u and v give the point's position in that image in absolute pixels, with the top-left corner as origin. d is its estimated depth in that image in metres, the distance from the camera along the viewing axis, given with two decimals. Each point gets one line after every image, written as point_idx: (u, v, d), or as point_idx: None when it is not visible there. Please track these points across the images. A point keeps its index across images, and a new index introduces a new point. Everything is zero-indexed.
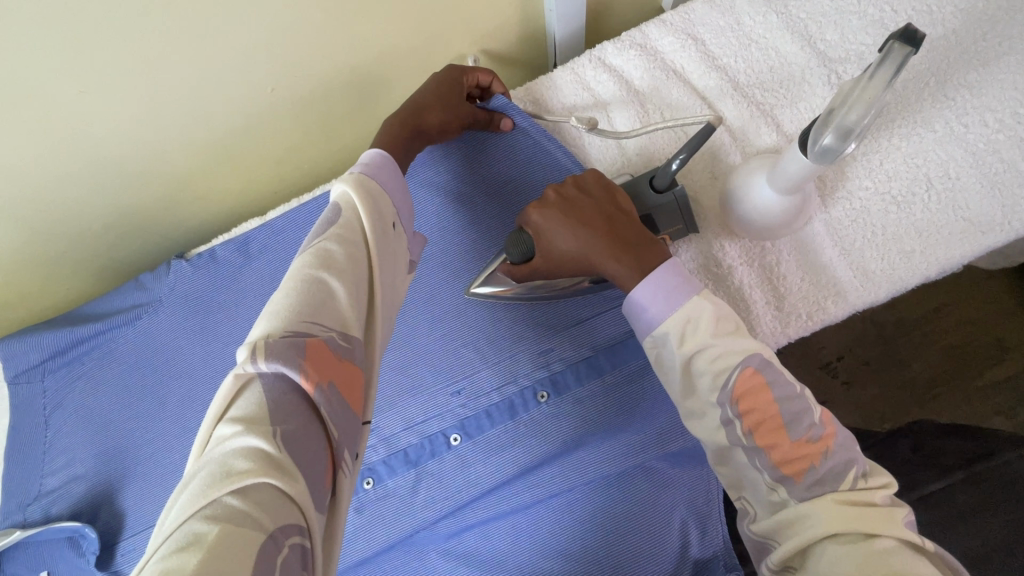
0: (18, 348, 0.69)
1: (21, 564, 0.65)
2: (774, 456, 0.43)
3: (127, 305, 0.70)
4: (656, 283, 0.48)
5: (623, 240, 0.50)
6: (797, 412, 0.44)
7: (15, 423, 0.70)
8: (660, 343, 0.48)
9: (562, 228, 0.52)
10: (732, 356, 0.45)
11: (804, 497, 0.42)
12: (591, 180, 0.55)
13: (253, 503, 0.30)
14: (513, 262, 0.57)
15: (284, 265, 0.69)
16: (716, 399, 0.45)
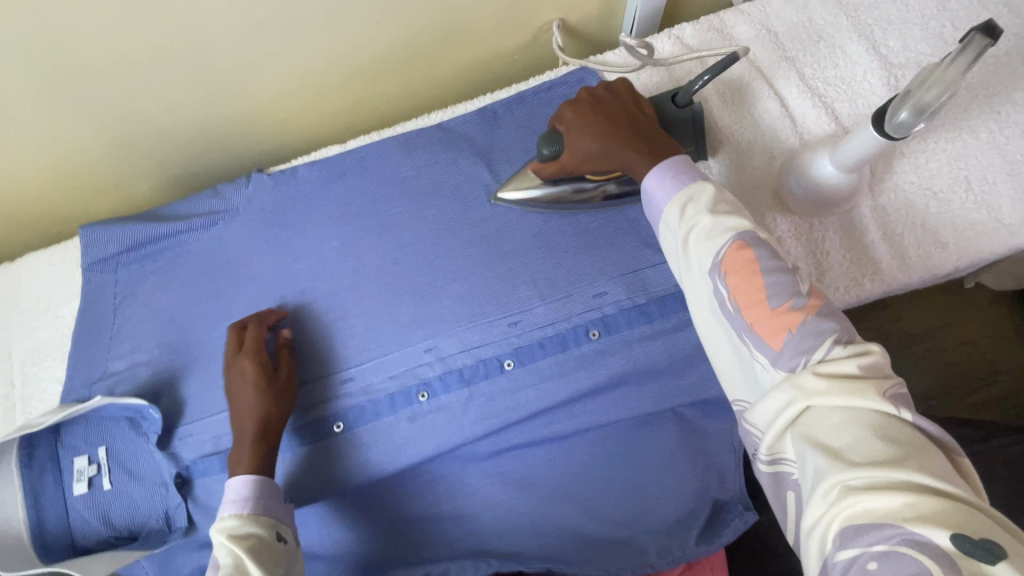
0: (100, 236, 0.72)
1: (82, 435, 0.69)
2: (757, 325, 0.46)
3: (204, 210, 0.74)
4: (665, 171, 0.54)
5: (642, 136, 0.58)
6: (781, 283, 0.46)
7: (84, 308, 0.73)
8: (667, 224, 0.53)
9: (590, 129, 0.58)
10: (726, 234, 0.49)
11: (791, 369, 0.44)
12: (617, 87, 0.63)
13: (264, 545, 0.55)
14: (544, 160, 0.63)
15: (359, 189, 0.72)
16: (708, 272, 0.49)
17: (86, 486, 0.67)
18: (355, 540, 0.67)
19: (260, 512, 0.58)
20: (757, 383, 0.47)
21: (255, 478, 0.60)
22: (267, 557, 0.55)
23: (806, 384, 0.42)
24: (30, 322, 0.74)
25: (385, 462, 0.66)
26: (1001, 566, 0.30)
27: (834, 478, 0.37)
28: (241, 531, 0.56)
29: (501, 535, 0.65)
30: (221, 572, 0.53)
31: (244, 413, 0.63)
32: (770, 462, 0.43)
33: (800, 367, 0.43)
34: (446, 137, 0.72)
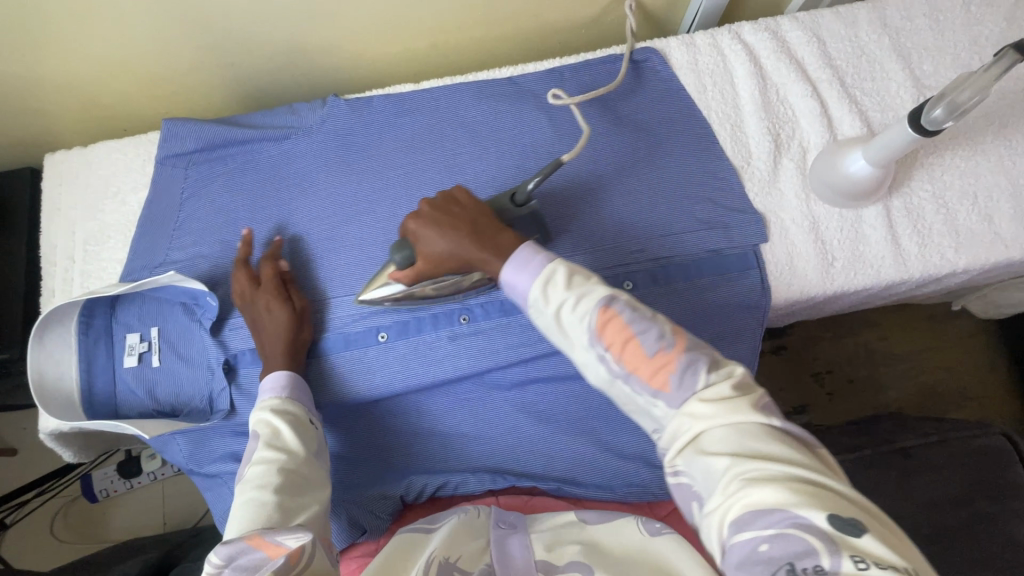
0: (179, 132, 0.77)
1: (136, 315, 0.73)
2: (646, 384, 0.46)
3: (279, 124, 0.78)
4: (516, 264, 0.52)
5: (486, 238, 0.56)
6: (645, 329, 0.47)
7: (152, 198, 0.77)
8: (539, 312, 0.50)
9: (437, 234, 0.58)
10: (587, 302, 0.48)
11: (680, 405, 0.45)
12: (458, 194, 0.61)
13: (298, 434, 0.61)
14: (400, 266, 0.62)
15: (427, 125, 0.78)
16: (586, 341, 0.48)
17: (136, 361, 0.72)
18: (381, 443, 0.72)
19: (298, 396, 0.64)
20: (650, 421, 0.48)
21: (291, 372, 0.65)
22: (303, 431, 0.61)
23: (696, 409, 0.44)
24: (96, 204, 0.78)
25: (420, 375, 0.71)
26: (865, 537, 0.36)
27: (733, 476, 0.40)
28: (281, 409, 0.62)
29: (518, 454, 0.71)
30: (262, 440, 0.59)
31: (272, 337, 0.67)
32: (675, 477, 0.45)
33: (687, 399, 0.45)
34: (513, 90, 0.78)
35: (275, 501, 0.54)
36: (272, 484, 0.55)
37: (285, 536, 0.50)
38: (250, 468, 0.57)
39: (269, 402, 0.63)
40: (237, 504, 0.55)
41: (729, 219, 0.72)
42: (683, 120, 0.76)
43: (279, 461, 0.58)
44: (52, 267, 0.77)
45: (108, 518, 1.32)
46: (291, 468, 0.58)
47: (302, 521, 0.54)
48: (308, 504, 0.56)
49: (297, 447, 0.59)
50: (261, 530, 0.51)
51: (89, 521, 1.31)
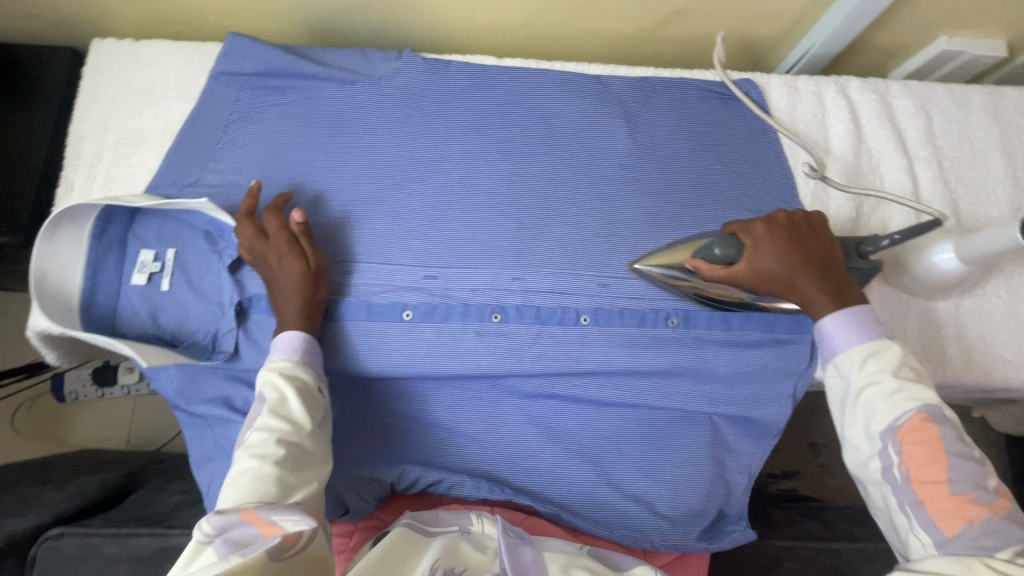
0: (240, 51, 0.71)
1: (154, 231, 0.69)
2: (927, 501, 0.49)
3: (347, 67, 0.73)
4: (844, 320, 0.56)
5: (831, 283, 0.58)
6: (965, 469, 0.48)
7: (196, 113, 0.72)
8: (840, 371, 0.55)
9: (768, 246, 0.59)
10: (909, 399, 0.51)
11: (951, 550, 0.47)
12: (816, 220, 0.62)
13: (305, 402, 0.58)
14: (712, 260, 0.61)
15: (501, 106, 0.73)
16: (880, 432, 0.51)
17: (144, 280, 0.67)
18: (380, 424, 0.68)
19: (309, 362, 0.61)
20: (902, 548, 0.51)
21: (307, 337, 0.62)
22: (310, 402, 0.59)
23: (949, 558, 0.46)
24: (135, 105, 0.73)
25: (437, 365, 0.67)
26: None
27: None
28: (291, 375, 0.59)
29: (519, 468, 0.67)
30: (268, 405, 0.57)
31: (289, 297, 0.63)
32: None
33: (964, 550, 0.46)
34: (600, 90, 0.73)
35: (274, 474, 0.52)
36: (273, 456, 0.54)
37: (284, 517, 0.48)
38: (252, 434, 0.55)
39: (277, 363, 0.60)
40: (235, 471, 0.53)
41: None
42: (767, 166, 0.72)
43: (282, 432, 0.55)
44: (76, 159, 0.72)
45: (71, 420, 1.28)
46: (294, 441, 0.56)
47: (299, 497, 0.53)
48: (306, 480, 0.54)
49: (301, 419, 0.57)
50: (258, 505, 0.49)
51: (51, 420, 1.28)
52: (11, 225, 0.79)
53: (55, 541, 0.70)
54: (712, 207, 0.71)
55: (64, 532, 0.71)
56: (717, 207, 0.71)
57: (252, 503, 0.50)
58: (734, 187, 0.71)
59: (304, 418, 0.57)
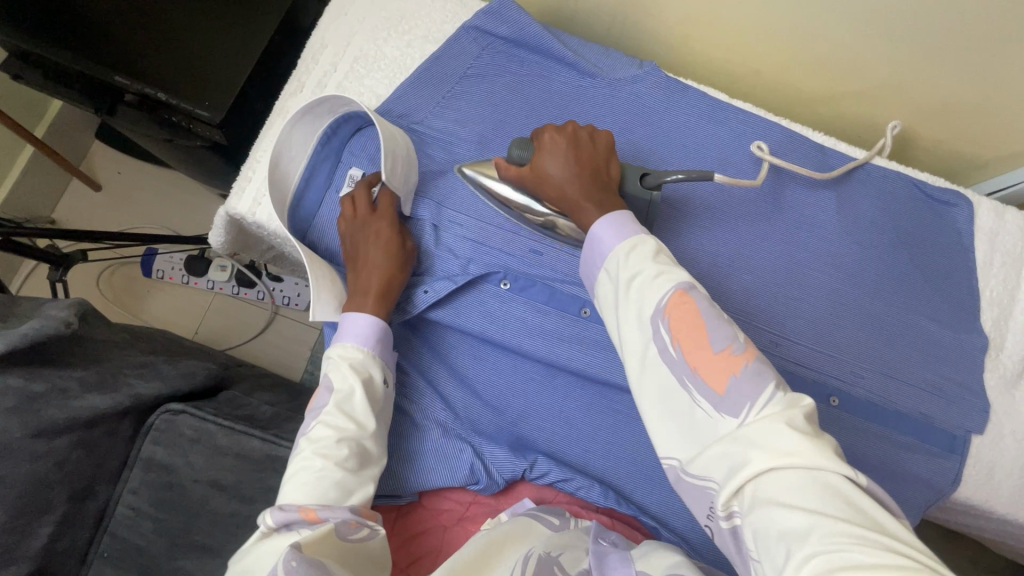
0: (500, 13, 0.73)
1: (369, 153, 0.70)
2: (700, 371, 0.45)
3: (590, 60, 0.74)
4: (611, 222, 0.54)
5: (596, 189, 0.57)
6: (719, 330, 0.46)
7: (437, 56, 0.73)
8: (612, 274, 0.53)
9: (555, 152, 0.58)
10: (667, 280, 0.49)
11: (734, 414, 0.43)
12: (601, 137, 0.61)
13: (363, 396, 0.59)
14: (509, 163, 0.61)
15: (723, 142, 0.74)
16: (650, 317, 0.49)
17: (350, 198, 0.68)
18: (521, 405, 0.69)
19: (380, 352, 0.62)
20: (693, 435, 0.45)
21: (377, 321, 0.62)
22: (374, 399, 0.59)
23: (747, 428, 0.42)
24: (382, 32, 0.74)
25: (598, 370, 0.68)
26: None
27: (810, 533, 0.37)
28: (361, 369, 0.60)
29: (643, 488, 0.67)
30: (332, 397, 0.58)
31: (369, 271, 0.64)
32: (729, 519, 0.42)
33: (745, 410, 0.43)
34: (817, 159, 0.75)
35: (337, 477, 0.54)
36: (338, 456, 0.55)
37: (337, 514, 0.51)
38: (318, 426, 0.57)
39: (343, 354, 0.61)
40: (299, 464, 0.55)
41: (953, 393, 0.69)
42: (957, 281, 0.73)
43: (345, 431, 0.57)
44: (311, 63, 0.74)
45: (149, 297, 1.28)
46: (355, 440, 0.57)
47: (356, 502, 0.54)
48: (364, 483, 0.56)
49: (364, 418, 0.58)
50: (316, 504, 0.52)
51: (131, 291, 1.28)
52: (215, 103, 0.80)
53: (173, 415, 0.71)
54: (897, 304, 0.71)
55: (183, 410, 0.71)
56: (901, 303, 0.71)
57: (311, 501, 0.52)
58: (923, 290, 0.72)
59: (368, 418, 0.58)
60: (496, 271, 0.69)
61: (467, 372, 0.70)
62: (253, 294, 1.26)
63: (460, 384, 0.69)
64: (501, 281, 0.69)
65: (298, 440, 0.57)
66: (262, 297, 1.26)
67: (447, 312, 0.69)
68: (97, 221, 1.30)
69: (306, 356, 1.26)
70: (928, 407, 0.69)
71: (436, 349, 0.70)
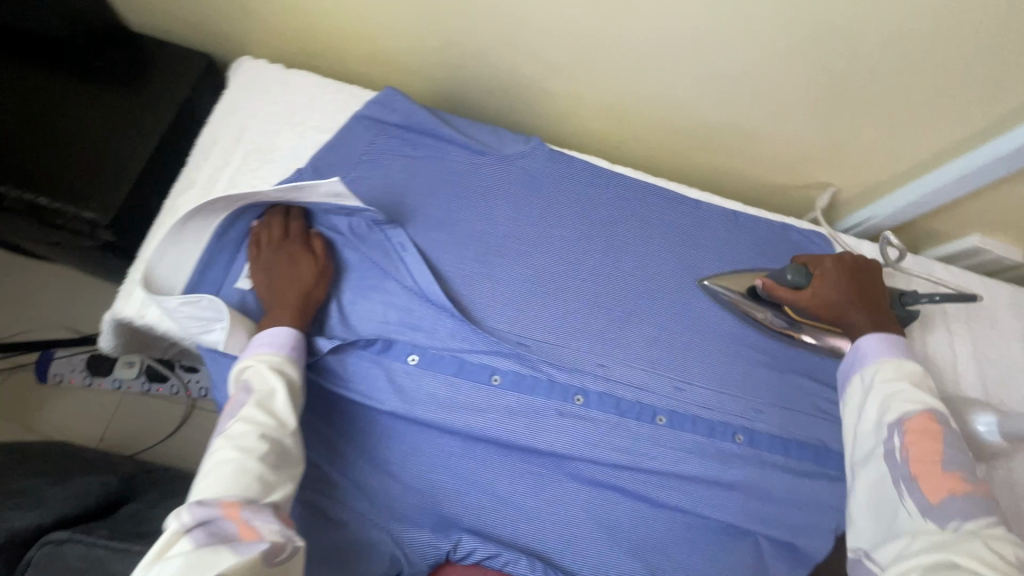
0: (393, 103, 0.77)
1: None
2: (920, 475, 0.55)
3: (480, 140, 0.80)
4: (886, 338, 0.65)
5: (880, 317, 0.68)
6: (958, 456, 0.55)
7: (331, 145, 0.76)
8: (863, 381, 0.64)
9: (831, 281, 0.69)
10: (917, 403, 0.59)
11: (940, 521, 0.52)
12: (863, 262, 0.72)
13: (287, 392, 0.57)
14: (785, 285, 0.70)
15: (612, 206, 0.80)
16: (889, 423, 0.59)
17: (247, 286, 0.69)
18: (443, 481, 0.68)
19: (296, 358, 0.61)
20: (888, 530, 0.55)
21: (291, 330, 0.62)
22: (295, 402, 0.58)
23: (941, 531, 0.51)
24: (275, 125, 0.77)
25: (515, 435, 0.68)
26: None
27: None
28: (280, 371, 0.59)
29: (571, 552, 0.67)
30: (253, 397, 0.56)
31: (282, 290, 0.65)
32: None
33: (953, 521, 0.51)
34: (695, 214, 0.82)
35: (257, 470, 0.51)
36: (257, 451, 0.53)
37: (262, 518, 0.49)
38: (235, 424, 0.54)
39: (262, 357, 0.59)
40: (214, 462, 0.52)
41: None
42: None
43: (267, 427, 0.54)
44: (202, 160, 0.74)
45: (46, 406, 1.18)
46: (276, 438, 0.55)
47: (277, 500, 0.51)
48: (285, 480, 0.53)
49: (286, 417, 0.56)
50: (237, 497, 0.49)
51: (23, 402, 1.17)
52: (104, 204, 0.79)
53: (56, 546, 0.64)
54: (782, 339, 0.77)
55: (69, 538, 0.65)
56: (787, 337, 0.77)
57: (231, 497, 0.49)
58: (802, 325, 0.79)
59: (289, 413, 0.56)
60: (404, 347, 0.69)
61: (382, 456, 0.68)
62: (166, 389, 1.20)
63: (376, 469, 0.67)
64: (409, 356, 0.69)
65: (211, 442, 0.55)
66: (176, 391, 1.20)
67: (359, 394, 0.68)
68: None
69: None
70: (825, 433, 0.73)
71: (349, 436, 0.68)
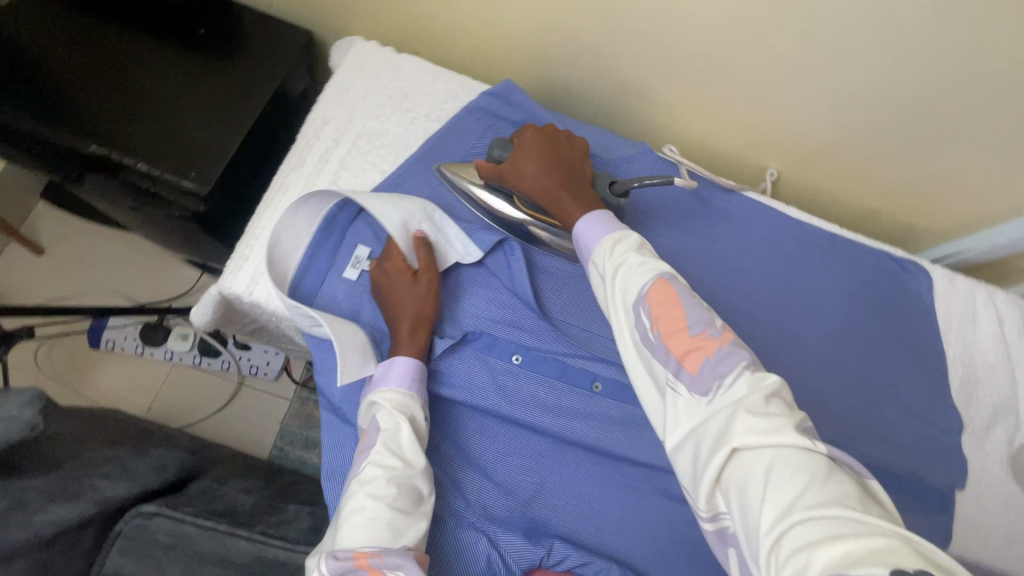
0: (511, 97, 0.76)
1: (376, 230, 0.68)
2: (679, 353, 0.47)
3: (589, 141, 0.79)
4: (596, 216, 0.58)
5: (575, 187, 0.61)
6: (699, 314, 0.48)
7: (441, 135, 0.74)
8: (598, 268, 0.55)
9: (531, 154, 0.63)
10: (649, 269, 0.51)
11: (704, 391, 0.45)
12: (573, 144, 0.66)
13: (413, 435, 0.56)
14: (490, 162, 0.65)
15: (705, 224, 0.83)
16: (632, 303, 0.50)
17: (356, 276, 0.66)
18: (535, 484, 0.67)
19: (420, 396, 0.59)
20: (666, 421, 0.47)
21: (402, 368, 0.59)
22: (419, 437, 0.57)
23: (740, 417, 0.42)
24: (384, 109, 0.75)
25: (613, 445, 0.67)
26: None
27: (788, 524, 0.37)
28: (405, 408, 0.57)
29: (659, 568, 0.66)
30: (381, 438, 0.55)
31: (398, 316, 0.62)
32: (713, 520, 0.44)
33: (714, 389, 0.45)
34: (794, 236, 0.83)
35: (388, 518, 0.51)
36: (387, 496, 0.52)
37: (390, 565, 0.48)
38: (366, 467, 0.53)
39: (386, 396, 0.57)
40: (349, 506, 0.52)
41: (934, 451, 0.74)
42: (926, 344, 0.80)
43: (396, 471, 0.54)
44: (312, 139, 0.73)
45: (95, 372, 1.16)
46: (404, 479, 0.53)
47: (410, 542, 0.51)
48: (417, 521, 0.52)
49: (412, 456, 0.55)
50: (369, 548, 0.49)
51: (73, 366, 1.16)
52: (203, 174, 0.77)
53: (147, 519, 0.64)
54: (873, 368, 0.77)
55: (159, 512, 0.65)
56: (878, 366, 0.77)
57: (365, 544, 0.49)
58: (895, 355, 0.78)
59: (416, 456, 0.55)
60: (508, 346, 0.68)
61: (476, 454, 0.67)
62: (217, 364, 1.18)
63: (470, 466, 0.66)
64: (513, 356, 0.68)
65: (348, 482, 0.54)
66: (227, 367, 1.18)
67: (459, 391, 0.67)
68: (37, 288, 1.19)
69: (275, 429, 1.18)
70: (915, 467, 0.73)
71: (445, 431, 0.67)
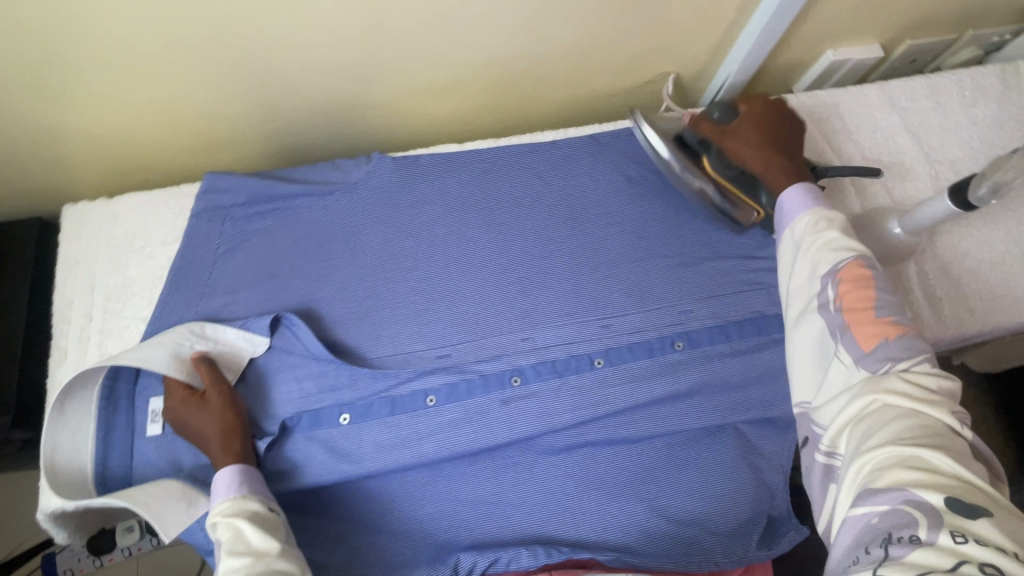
0: (224, 187, 0.75)
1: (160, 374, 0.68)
2: (853, 325, 0.54)
3: (323, 180, 0.77)
4: (806, 192, 0.63)
5: (798, 168, 0.67)
6: (887, 301, 0.55)
7: (181, 255, 0.73)
8: (794, 237, 0.62)
9: (746, 136, 0.69)
10: (846, 252, 0.58)
11: (873, 367, 0.52)
12: (775, 105, 0.70)
13: (255, 527, 0.56)
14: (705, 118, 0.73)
15: (469, 185, 0.78)
16: (823, 274, 0.57)
17: (160, 428, 0.66)
18: (425, 513, 0.68)
19: (252, 491, 0.59)
20: (824, 385, 0.55)
21: (228, 482, 0.59)
22: (265, 525, 0.56)
23: (888, 381, 0.50)
24: (119, 259, 0.74)
25: (474, 442, 0.68)
26: (981, 522, 0.39)
27: (885, 455, 0.45)
28: (239, 510, 0.57)
29: (568, 523, 0.67)
30: (225, 549, 0.54)
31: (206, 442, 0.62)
32: (829, 457, 0.51)
33: (883, 365, 0.52)
34: (558, 155, 0.81)
35: None
36: None
37: None
38: None
39: (218, 509, 0.57)
40: None
41: (767, 279, 0.76)
42: None
43: (249, 568, 0.53)
44: (64, 325, 0.71)
45: None
46: (261, 569, 0.53)
47: None
48: None
49: (262, 545, 0.55)
50: None
51: None
52: None
53: None
54: (684, 235, 0.78)
55: None
56: (687, 231, 0.78)
57: None
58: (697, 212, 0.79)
59: (265, 542, 0.54)
60: (332, 410, 0.68)
61: (357, 518, 0.67)
62: None
63: (359, 531, 0.67)
64: (341, 417, 0.68)
65: None
66: None
67: (306, 476, 0.66)
68: None
69: None
70: (754, 305, 0.74)
71: (323, 514, 0.68)
